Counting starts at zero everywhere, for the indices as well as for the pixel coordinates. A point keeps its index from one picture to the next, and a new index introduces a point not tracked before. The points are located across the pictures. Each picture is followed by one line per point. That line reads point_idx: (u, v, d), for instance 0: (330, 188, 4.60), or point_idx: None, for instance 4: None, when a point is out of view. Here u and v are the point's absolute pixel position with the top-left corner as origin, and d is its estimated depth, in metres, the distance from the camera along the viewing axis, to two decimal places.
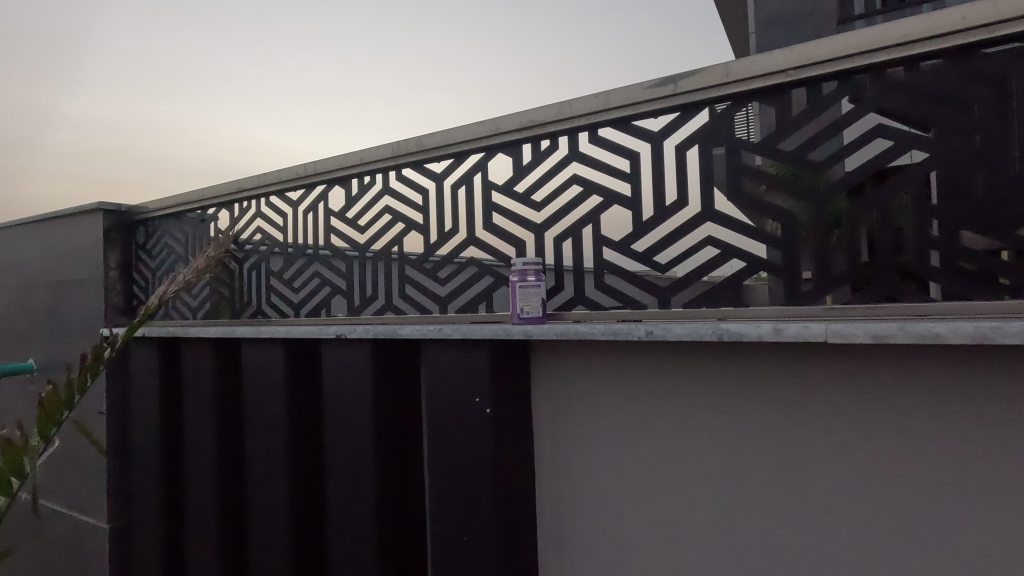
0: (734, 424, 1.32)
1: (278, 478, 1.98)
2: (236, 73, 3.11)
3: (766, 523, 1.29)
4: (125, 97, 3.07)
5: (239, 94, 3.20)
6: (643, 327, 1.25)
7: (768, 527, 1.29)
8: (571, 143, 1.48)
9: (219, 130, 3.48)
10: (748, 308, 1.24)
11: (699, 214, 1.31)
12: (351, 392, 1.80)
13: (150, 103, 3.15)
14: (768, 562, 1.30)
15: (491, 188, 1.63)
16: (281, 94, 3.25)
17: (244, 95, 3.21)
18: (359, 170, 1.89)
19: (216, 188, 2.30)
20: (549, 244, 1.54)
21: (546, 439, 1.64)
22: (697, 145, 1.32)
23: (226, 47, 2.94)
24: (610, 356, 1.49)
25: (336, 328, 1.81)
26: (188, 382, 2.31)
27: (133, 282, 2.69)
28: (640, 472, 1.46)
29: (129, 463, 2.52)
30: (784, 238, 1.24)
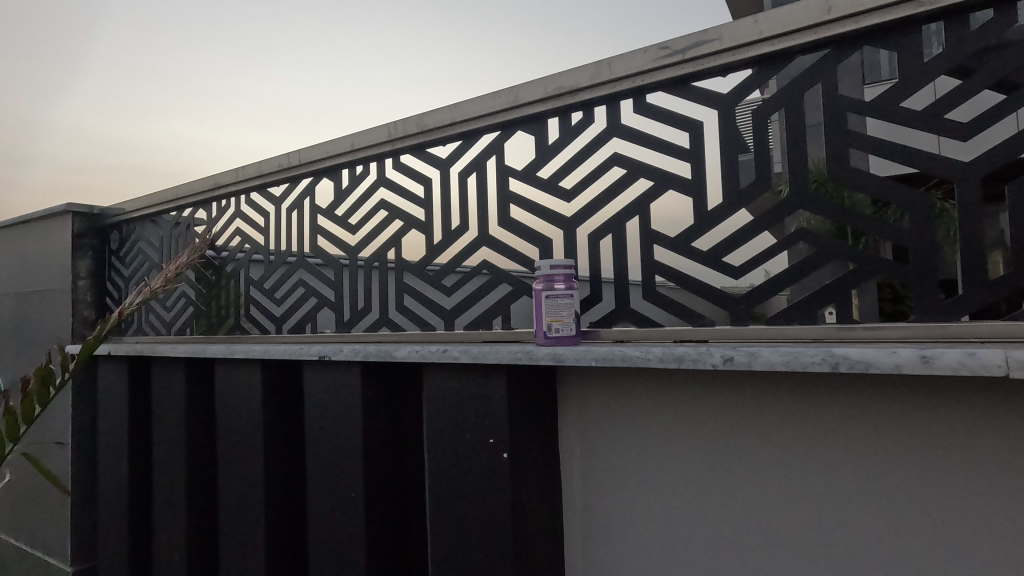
0: (839, 483, 0.98)
1: (252, 528, 1.65)
2: (220, 71, 2.76)
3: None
4: (102, 96, 2.77)
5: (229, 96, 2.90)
6: (718, 351, 0.92)
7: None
8: (611, 114, 1.17)
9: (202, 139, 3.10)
10: (864, 326, 0.90)
11: (788, 199, 0.99)
12: (337, 425, 1.48)
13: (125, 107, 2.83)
14: None
15: (508, 174, 1.31)
16: (272, 92, 2.87)
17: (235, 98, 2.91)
18: (350, 159, 1.58)
19: (191, 185, 2.01)
20: (581, 242, 1.22)
21: (577, 492, 1.30)
22: (783, 110, 1.00)
23: (214, 43, 2.65)
24: (661, 387, 1.16)
25: (320, 347, 1.49)
26: (158, 407, 2.01)
27: (106, 292, 2.41)
28: (701, 538, 1.12)
29: (97, 498, 2.21)
30: (912, 230, 0.90)
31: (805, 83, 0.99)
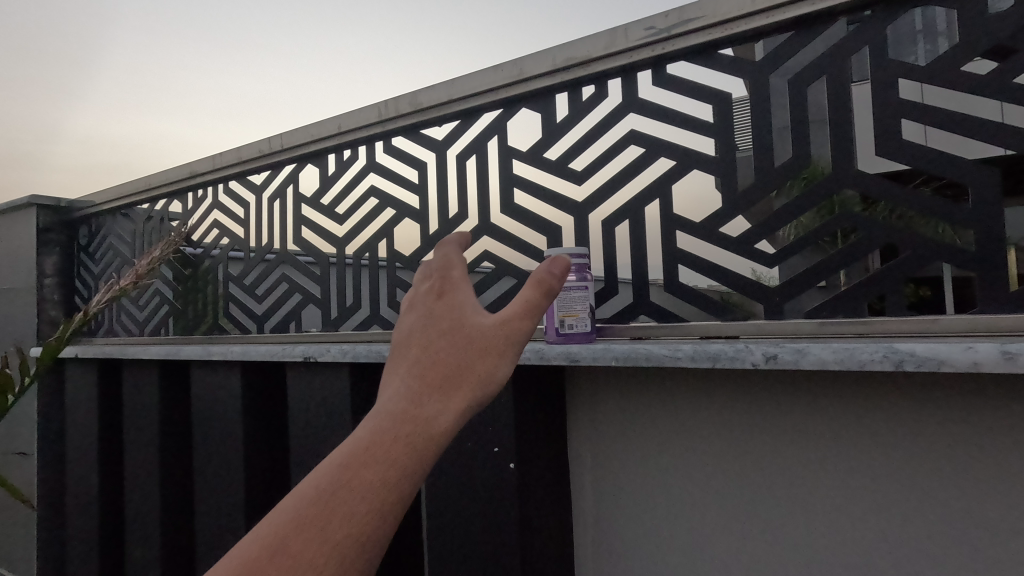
0: (889, 503, 0.85)
1: (230, 545, 1.52)
2: (191, 61, 2.53)
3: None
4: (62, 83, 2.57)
5: (206, 97, 2.68)
6: (759, 350, 0.81)
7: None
8: (627, 87, 1.06)
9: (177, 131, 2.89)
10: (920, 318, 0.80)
11: (830, 177, 0.88)
12: (322, 433, 1.35)
13: (89, 96, 2.63)
14: None
15: (511, 156, 1.20)
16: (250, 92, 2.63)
17: (212, 98, 2.68)
18: (338, 143, 1.45)
19: (165, 175, 1.87)
20: (594, 230, 1.11)
21: (587, 508, 1.17)
22: (824, 79, 0.90)
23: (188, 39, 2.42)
24: (682, 390, 1.03)
25: (304, 347, 1.36)
26: (130, 413, 1.87)
27: (76, 290, 2.26)
28: (728, 558, 0.99)
29: (66, 511, 2.06)
30: (978, 210, 0.79)
31: (849, 49, 0.88)
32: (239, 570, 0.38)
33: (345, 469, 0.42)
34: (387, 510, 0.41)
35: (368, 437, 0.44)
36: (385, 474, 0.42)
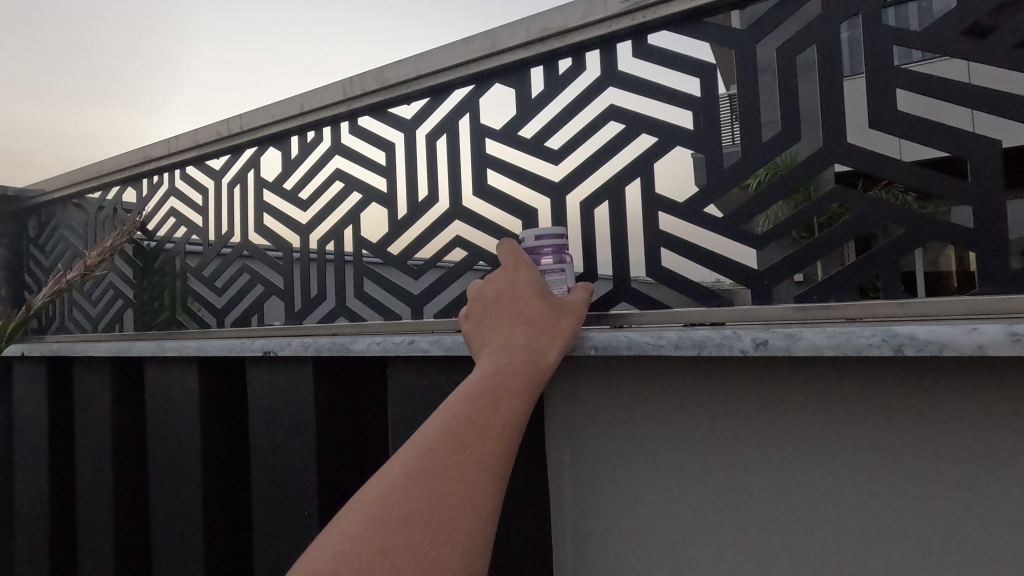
0: (882, 500, 0.81)
1: (188, 553, 1.42)
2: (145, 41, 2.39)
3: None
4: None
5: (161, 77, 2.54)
6: (748, 335, 0.76)
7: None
8: (606, 59, 1.00)
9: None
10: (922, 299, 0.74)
11: (820, 153, 0.83)
12: (284, 433, 1.26)
13: None
14: None
15: (484, 135, 1.13)
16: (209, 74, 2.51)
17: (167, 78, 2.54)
18: (300, 124, 1.36)
19: (117, 160, 1.75)
20: (571, 212, 1.05)
21: (564, 509, 1.11)
22: (815, 48, 0.85)
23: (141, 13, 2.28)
24: (664, 382, 0.97)
25: (264, 341, 1.28)
26: (80, 414, 1.75)
27: (24, 286, 2.12)
28: (715, 558, 0.94)
29: (13, 521, 1.93)
30: (977, 185, 0.74)
31: (840, 16, 0.83)
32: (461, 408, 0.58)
33: (493, 393, 0.61)
34: (532, 395, 0.66)
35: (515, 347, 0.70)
36: (534, 371, 0.68)
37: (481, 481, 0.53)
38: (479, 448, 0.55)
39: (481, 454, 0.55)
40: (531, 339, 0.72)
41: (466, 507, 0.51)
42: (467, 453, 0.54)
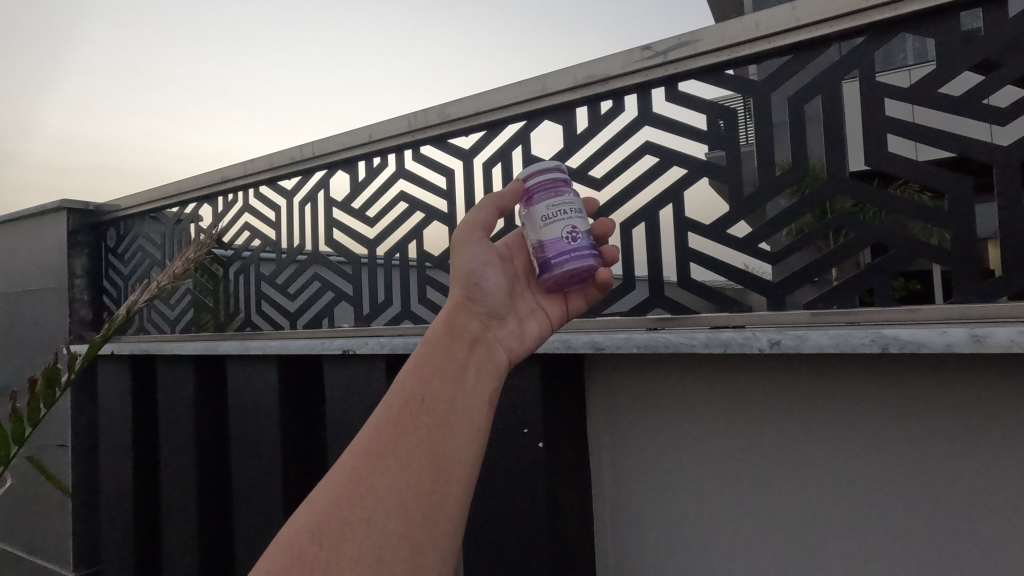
0: (877, 469, 0.99)
1: (271, 526, 1.62)
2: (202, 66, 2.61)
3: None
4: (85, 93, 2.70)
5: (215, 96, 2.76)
6: (765, 336, 0.94)
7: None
8: (642, 102, 1.17)
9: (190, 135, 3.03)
10: (920, 307, 0.89)
11: (825, 185, 1.00)
12: (359, 420, 1.46)
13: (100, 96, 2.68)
14: None
15: (535, 164, 1.31)
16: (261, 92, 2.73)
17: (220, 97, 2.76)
18: (367, 151, 1.56)
19: (195, 180, 1.97)
20: (612, 231, 1.23)
21: (605, 484, 1.29)
22: (822, 98, 1.02)
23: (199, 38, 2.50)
24: (693, 375, 1.16)
25: (342, 341, 1.48)
26: (164, 405, 1.97)
27: (103, 291, 2.35)
28: (738, 522, 1.12)
29: (99, 502, 2.16)
30: (953, 213, 0.91)
31: (842, 72, 1.00)
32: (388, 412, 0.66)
33: (409, 385, 0.67)
34: (442, 363, 0.70)
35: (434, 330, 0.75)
36: (439, 342, 0.72)
37: (398, 465, 0.60)
38: (400, 436, 0.62)
39: (400, 441, 0.62)
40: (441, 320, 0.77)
41: (369, 504, 0.58)
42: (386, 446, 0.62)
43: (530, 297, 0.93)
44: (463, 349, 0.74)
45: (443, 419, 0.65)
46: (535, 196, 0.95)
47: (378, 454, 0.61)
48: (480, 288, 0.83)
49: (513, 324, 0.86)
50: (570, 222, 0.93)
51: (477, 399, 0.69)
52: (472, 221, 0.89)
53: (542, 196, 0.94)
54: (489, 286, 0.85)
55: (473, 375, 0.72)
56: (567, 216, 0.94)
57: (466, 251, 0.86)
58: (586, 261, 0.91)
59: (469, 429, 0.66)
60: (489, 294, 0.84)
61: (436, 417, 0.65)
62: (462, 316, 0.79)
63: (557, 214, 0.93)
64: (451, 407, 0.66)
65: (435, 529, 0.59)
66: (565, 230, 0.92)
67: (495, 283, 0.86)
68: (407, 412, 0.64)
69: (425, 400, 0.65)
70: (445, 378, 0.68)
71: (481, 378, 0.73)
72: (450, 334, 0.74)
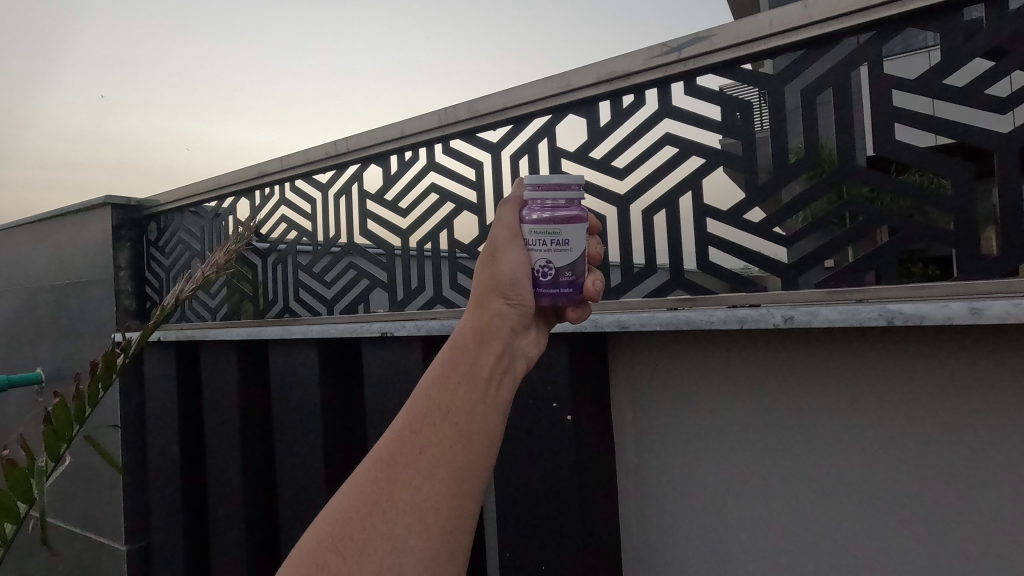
0: (886, 435, 1.07)
1: (313, 498, 1.73)
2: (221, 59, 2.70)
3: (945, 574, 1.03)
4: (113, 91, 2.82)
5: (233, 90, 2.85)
6: (779, 312, 1.02)
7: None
8: (662, 97, 1.25)
9: (215, 130, 3.14)
10: (927, 284, 0.95)
11: (837, 171, 1.07)
12: (396, 398, 1.56)
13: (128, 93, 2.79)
14: None
15: (560, 156, 1.40)
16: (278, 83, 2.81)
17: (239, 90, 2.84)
18: (399, 146, 1.65)
19: (233, 175, 2.07)
20: (635, 218, 1.31)
21: (630, 455, 1.39)
22: (833, 90, 1.09)
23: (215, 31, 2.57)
24: (713, 351, 1.24)
25: (379, 324, 1.58)
26: (208, 388, 2.09)
27: (146, 283, 2.49)
28: (756, 487, 1.21)
29: (149, 480, 2.30)
30: (956, 197, 0.97)
31: (852, 67, 1.06)
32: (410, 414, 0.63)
33: (435, 388, 0.65)
34: (469, 368, 0.67)
35: (460, 333, 0.72)
36: (466, 347, 0.70)
37: (421, 477, 0.58)
38: (423, 444, 0.60)
39: (423, 450, 0.60)
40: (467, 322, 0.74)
41: (390, 515, 0.56)
42: (409, 455, 0.59)
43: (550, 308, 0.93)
44: (493, 356, 0.71)
45: (466, 430, 0.62)
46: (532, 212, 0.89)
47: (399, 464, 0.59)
48: (512, 294, 0.81)
49: (536, 333, 0.85)
50: (544, 256, 0.87)
51: (501, 413, 0.67)
52: (507, 225, 0.88)
53: (532, 217, 0.88)
54: (524, 293, 0.82)
55: (501, 382, 0.70)
56: (545, 248, 0.88)
57: (509, 256, 0.83)
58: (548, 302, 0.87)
59: (490, 443, 0.64)
60: (520, 301, 0.82)
61: (462, 427, 0.62)
62: (496, 319, 0.76)
63: (534, 242, 0.87)
64: (477, 417, 0.64)
65: (454, 545, 0.57)
66: (538, 262, 0.88)
67: (524, 291, 0.83)
68: (433, 418, 0.62)
69: (450, 407, 0.63)
70: (471, 387, 0.65)
71: (505, 391, 0.70)
72: (478, 340, 0.71)
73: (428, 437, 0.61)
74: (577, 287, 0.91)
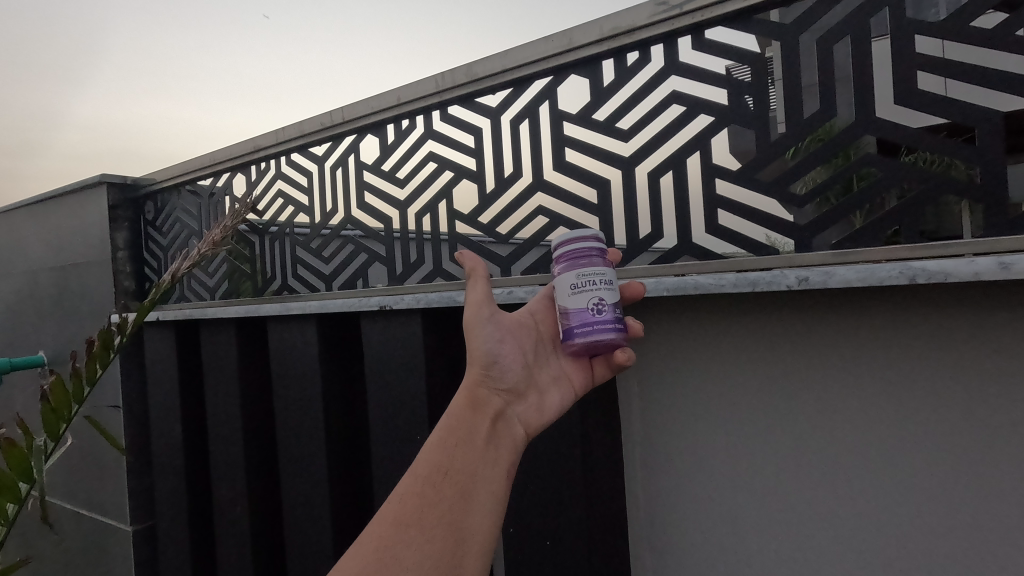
0: (903, 397, 1.04)
1: (315, 474, 1.71)
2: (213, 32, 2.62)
3: (966, 540, 1.00)
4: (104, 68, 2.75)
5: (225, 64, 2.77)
6: (795, 273, 0.98)
7: (967, 541, 1.00)
8: (669, 52, 1.19)
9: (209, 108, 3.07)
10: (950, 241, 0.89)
11: (855, 124, 1.01)
12: (396, 372, 1.52)
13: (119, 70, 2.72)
14: (944, 547, 1.02)
15: (562, 119, 1.34)
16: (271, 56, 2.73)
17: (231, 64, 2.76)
18: (396, 114, 1.59)
19: (228, 150, 2.02)
20: (640, 181, 1.26)
21: (636, 425, 1.36)
22: (851, 39, 1.02)
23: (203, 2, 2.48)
24: (722, 317, 1.21)
25: (378, 298, 1.54)
26: (208, 366, 2.07)
27: (144, 263, 2.46)
28: (766, 453, 1.19)
29: (152, 460, 2.29)
30: (983, 148, 0.92)
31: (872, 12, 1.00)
32: (413, 479, 0.78)
33: (434, 457, 0.81)
34: (463, 439, 0.84)
35: (454, 408, 0.89)
36: (460, 421, 0.86)
37: (422, 530, 0.72)
38: (424, 504, 0.75)
39: (424, 508, 0.75)
40: (460, 399, 0.90)
41: (397, 564, 0.69)
42: (412, 515, 0.74)
43: (552, 366, 1.09)
44: (483, 424, 0.88)
45: (463, 491, 0.78)
46: (574, 262, 1.05)
47: (409, 521, 0.73)
48: (499, 366, 0.97)
49: (531, 400, 1.00)
50: (598, 293, 1.03)
51: (495, 470, 0.84)
52: (473, 300, 0.99)
53: (578, 265, 1.05)
54: (506, 364, 0.98)
55: (493, 447, 0.86)
56: (596, 287, 1.03)
57: (481, 333, 0.96)
58: (607, 335, 1.02)
59: (486, 494, 0.80)
60: (508, 371, 0.98)
61: (458, 488, 0.78)
62: (487, 392, 0.93)
63: (588, 284, 1.03)
64: (470, 478, 0.80)
65: None
66: (591, 301, 1.03)
67: (511, 361, 0.99)
68: (432, 481, 0.78)
69: (447, 471, 0.79)
70: (466, 451, 0.82)
71: (497, 451, 0.87)
72: (470, 416, 0.87)
73: (429, 498, 0.76)
74: (622, 325, 1.05)
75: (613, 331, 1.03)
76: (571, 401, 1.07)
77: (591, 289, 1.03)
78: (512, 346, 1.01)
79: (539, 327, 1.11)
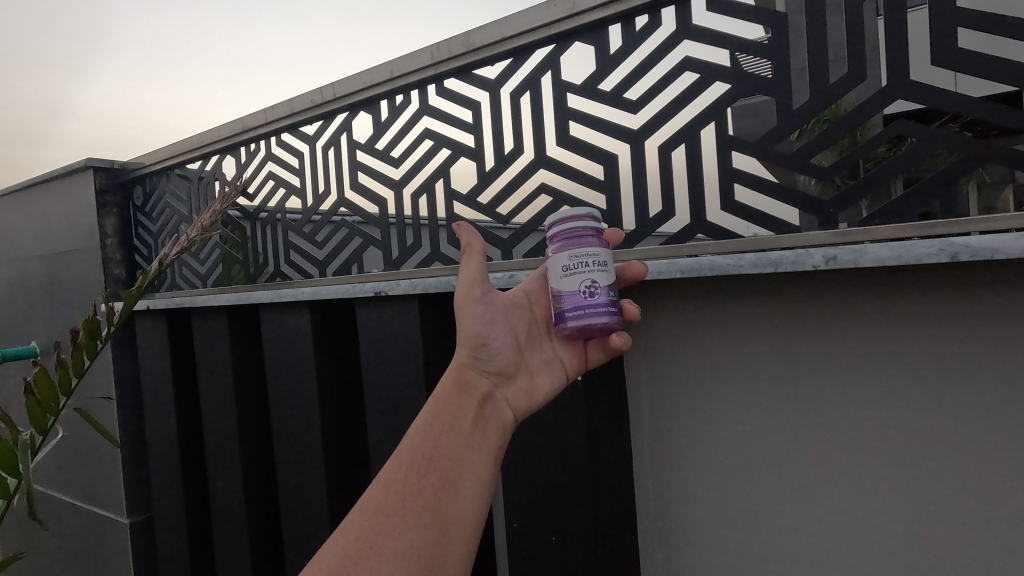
0: (935, 382, 0.97)
1: (313, 465, 1.65)
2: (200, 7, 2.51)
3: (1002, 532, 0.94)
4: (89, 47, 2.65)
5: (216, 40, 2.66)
6: (820, 253, 0.90)
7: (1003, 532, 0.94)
8: (680, 15, 1.10)
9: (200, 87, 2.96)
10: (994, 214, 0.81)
11: (887, 88, 0.93)
12: (393, 360, 1.46)
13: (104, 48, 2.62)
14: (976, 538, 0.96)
15: (565, 90, 1.25)
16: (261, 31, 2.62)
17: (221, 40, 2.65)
18: (389, 89, 1.51)
19: (216, 130, 1.94)
20: (649, 156, 1.18)
21: (645, 415, 1.29)
22: None
23: None
24: (737, 299, 1.13)
25: (373, 283, 1.46)
26: (201, 356, 2.00)
27: (134, 250, 2.38)
28: (786, 442, 1.12)
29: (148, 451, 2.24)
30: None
31: None
32: (394, 465, 0.75)
33: (416, 442, 0.77)
34: (446, 423, 0.79)
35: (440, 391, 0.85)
36: (443, 405, 0.82)
37: (403, 520, 0.69)
38: (405, 492, 0.72)
39: (405, 496, 0.71)
40: (446, 382, 0.86)
41: (375, 556, 0.66)
42: (392, 503, 0.70)
43: (547, 347, 1.02)
44: (470, 409, 0.83)
45: (446, 478, 0.74)
46: (565, 243, 0.98)
47: (389, 511, 0.70)
48: (487, 348, 0.91)
49: (522, 383, 0.95)
50: (591, 275, 0.96)
51: (482, 455, 0.80)
52: (465, 279, 0.93)
53: (569, 246, 0.97)
54: (495, 346, 0.92)
55: (479, 431, 0.82)
56: (590, 269, 0.96)
57: (471, 312, 0.91)
58: (599, 320, 0.95)
59: (472, 483, 0.76)
60: (497, 353, 0.92)
61: (441, 475, 0.74)
62: (473, 375, 0.88)
63: (580, 267, 0.96)
64: (454, 463, 0.76)
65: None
66: (583, 284, 0.96)
67: (501, 342, 0.93)
68: (414, 468, 0.74)
69: (430, 457, 0.75)
70: (451, 436, 0.78)
71: (484, 436, 0.83)
72: (453, 399, 0.83)
73: (410, 484, 0.72)
74: (617, 308, 0.98)
75: (606, 315, 0.96)
76: (564, 384, 1.01)
77: (583, 272, 0.96)
78: (502, 326, 0.95)
79: (534, 307, 1.05)
